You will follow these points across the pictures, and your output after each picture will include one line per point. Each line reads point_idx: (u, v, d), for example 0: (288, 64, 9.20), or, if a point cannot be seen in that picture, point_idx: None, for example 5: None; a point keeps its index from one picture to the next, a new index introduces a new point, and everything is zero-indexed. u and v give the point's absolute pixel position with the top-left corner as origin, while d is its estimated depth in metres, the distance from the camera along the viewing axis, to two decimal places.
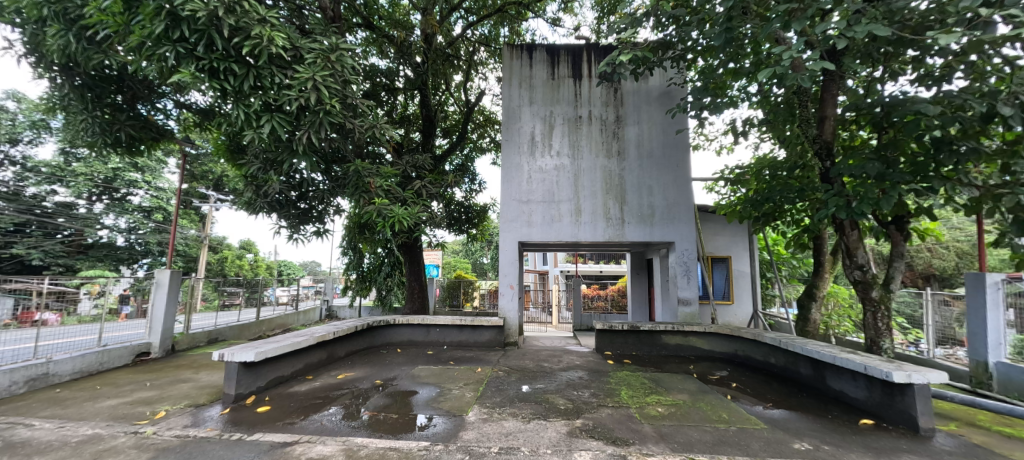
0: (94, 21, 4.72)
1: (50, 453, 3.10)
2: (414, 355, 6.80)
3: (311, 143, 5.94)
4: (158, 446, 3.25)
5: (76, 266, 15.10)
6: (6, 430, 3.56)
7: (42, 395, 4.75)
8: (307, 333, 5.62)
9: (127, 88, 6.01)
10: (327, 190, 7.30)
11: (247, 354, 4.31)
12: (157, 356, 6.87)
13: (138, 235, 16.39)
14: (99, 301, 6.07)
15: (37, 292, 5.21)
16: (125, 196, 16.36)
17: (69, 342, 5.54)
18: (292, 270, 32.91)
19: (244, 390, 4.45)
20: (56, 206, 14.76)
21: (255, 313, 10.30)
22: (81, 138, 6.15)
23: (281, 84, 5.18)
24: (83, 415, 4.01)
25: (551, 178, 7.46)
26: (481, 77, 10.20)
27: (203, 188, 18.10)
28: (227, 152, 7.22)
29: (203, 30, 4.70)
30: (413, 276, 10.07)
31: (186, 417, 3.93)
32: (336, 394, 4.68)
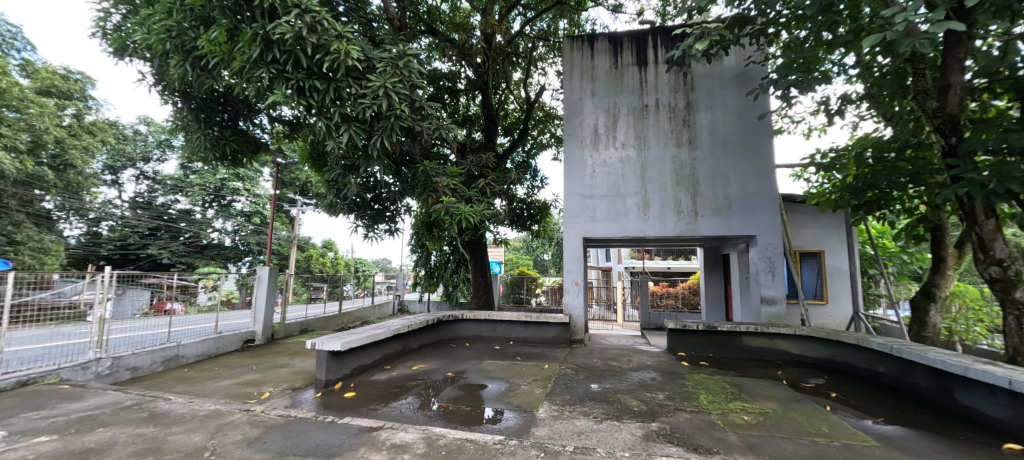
0: (206, 51, 5.36)
1: (184, 424, 3.61)
2: (481, 350, 6.97)
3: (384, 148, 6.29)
4: (265, 424, 3.64)
5: (195, 263, 17.43)
6: (150, 402, 4.19)
7: (173, 373, 5.56)
8: (385, 326, 5.99)
9: (231, 107, 6.82)
10: (399, 190, 7.67)
11: (334, 344, 4.70)
12: (261, 343, 7.72)
13: (241, 236, 18.60)
14: (212, 293, 6.85)
15: (168, 285, 6.09)
16: (230, 202, 18.64)
17: (193, 329, 6.44)
18: (367, 269, 35.29)
19: (333, 376, 4.85)
20: (179, 213, 17.29)
21: (337, 306, 11.25)
22: (197, 154, 7.07)
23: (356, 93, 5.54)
24: (205, 392, 4.62)
25: (615, 171, 7.23)
26: (540, 72, 10.15)
27: (292, 193, 20.01)
28: (312, 160, 7.93)
29: (291, 50, 5.14)
30: (478, 272, 10.33)
31: (286, 398, 4.38)
32: (411, 384, 4.94)
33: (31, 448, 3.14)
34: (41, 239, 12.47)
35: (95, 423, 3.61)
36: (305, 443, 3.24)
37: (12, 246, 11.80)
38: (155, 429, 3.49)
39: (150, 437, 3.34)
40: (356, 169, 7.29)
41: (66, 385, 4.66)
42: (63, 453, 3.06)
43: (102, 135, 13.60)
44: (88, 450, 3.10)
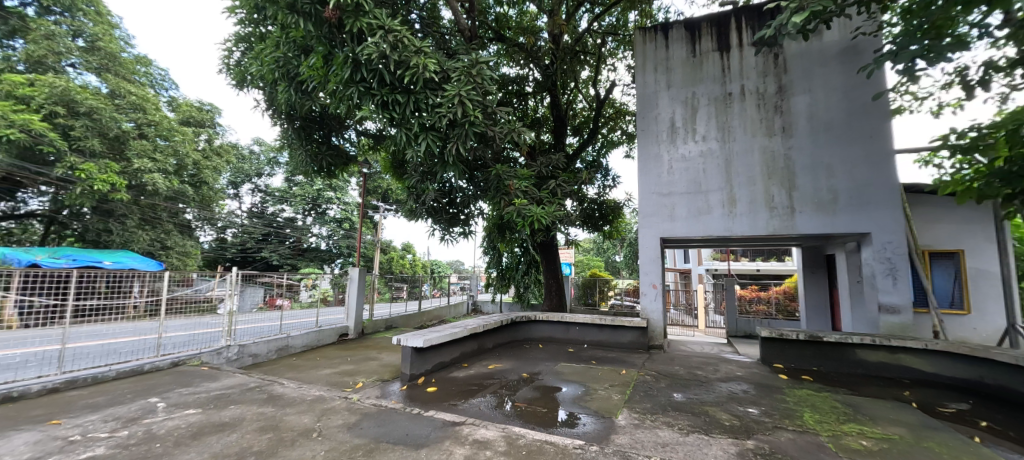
0: (307, 76, 6.00)
1: (295, 406, 4.06)
2: (555, 352, 6.94)
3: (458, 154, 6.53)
4: (361, 411, 3.96)
5: (298, 265, 19.62)
6: (267, 385, 4.77)
7: (284, 362, 6.29)
8: (462, 325, 6.22)
9: (325, 125, 7.53)
10: (472, 194, 7.91)
11: (417, 341, 4.99)
12: (353, 337, 8.42)
13: (334, 240, 20.55)
14: (312, 291, 7.75)
15: (278, 284, 6.97)
16: (325, 210, 20.69)
17: (298, 322, 7.31)
18: (442, 270, 37.05)
19: (417, 370, 5.14)
20: (284, 220, 19.60)
21: (417, 305, 11.93)
22: (299, 168, 7.94)
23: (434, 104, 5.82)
24: (310, 379, 5.16)
25: (696, 166, 6.79)
26: (610, 68, 9.86)
27: (375, 200, 21.63)
28: (394, 169, 8.49)
29: (376, 69, 5.54)
30: (550, 274, 10.31)
31: (377, 389, 4.73)
32: (488, 382, 5.07)
33: (182, 418, 3.74)
34: (184, 244, 14.89)
35: (227, 401, 4.20)
36: (395, 432, 3.46)
37: (164, 250, 14.26)
38: (272, 409, 3.97)
39: (269, 416, 3.81)
40: (432, 176, 7.65)
41: (205, 367, 5.48)
42: (205, 424, 3.60)
43: (226, 155, 15.83)
44: (224, 424, 3.61)
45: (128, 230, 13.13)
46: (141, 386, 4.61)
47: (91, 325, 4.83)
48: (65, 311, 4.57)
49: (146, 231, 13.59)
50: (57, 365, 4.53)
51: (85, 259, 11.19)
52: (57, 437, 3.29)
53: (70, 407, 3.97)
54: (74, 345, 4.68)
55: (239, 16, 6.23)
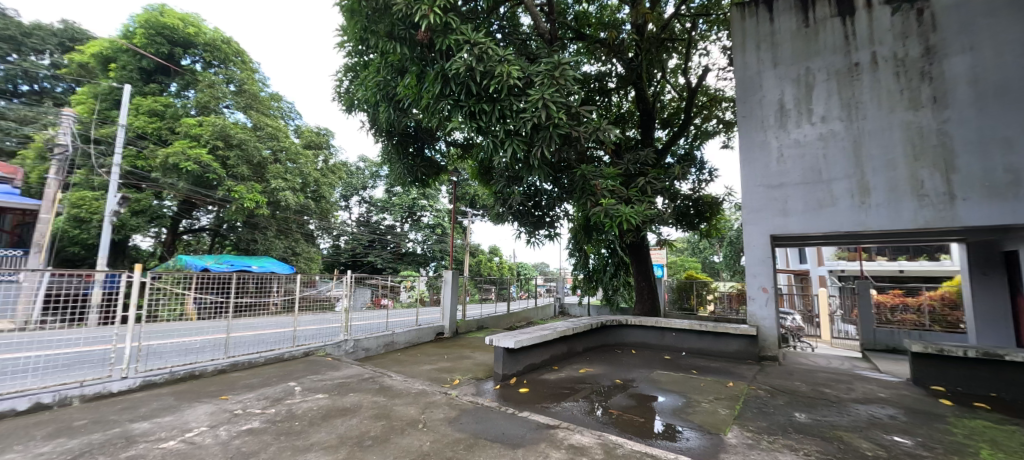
0: (404, 95, 6.50)
1: (402, 398, 4.39)
2: (650, 359, 6.58)
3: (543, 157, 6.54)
4: (460, 407, 4.15)
5: (398, 268, 21.44)
6: (379, 377, 5.25)
7: (391, 356, 6.88)
8: (551, 327, 6.21)
9: (418, 139, 8.07)
10: (557, 196, 7.85)
11: (509, 341, 5.10)
12: (448, 336, 8.93)
13: (428, 245, 22.05)
14: (411, 292, 8.28)
15: (382, 285, 7.65)
16: (420, 217, 22.30)
17: (400, 320, 7.97)
18: (529, 272, 37.61)
19: (509, 371, 5.24)
20: (386, 228, 21.55)
21: (505, 307, 12.25)
22: (398, 179, 8.65)
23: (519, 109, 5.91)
24: (413, 374, 5.56)
25: (814, 152, 5.95)
26: (702, 53, 9.12)
27: (464, 205, 22.69)
28: (481, 176, 8.81)
29: (464, 81, 5.78)
30: (641, 276, 9.81)
31: (472, 387, 4.92)
32: (579, 387, 4.97)
33: (314, 401, 4.26)
34: (309, 250, 17.19)
35: (347, 388, 4.70)
36: (492, 430, 3.56)
37: (294, 256, 16.59)
38: (384, 399, 4.35)
39: (382, 404, 4.17)
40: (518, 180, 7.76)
41: (328, 357, 6.22)
42: (332, 408, 4.06)
43: (338, 172, 17.90)
44: (346, 409, 4.04)
45: (269, 239, 15.48)
46: (282, 371, 5.38)
47: (248, 319, 5.70)
48: (229, 307, 5.49)
49: (280, 240, 15.91)
50: (222, 352, 5.49)
51: (238, 264, 13.49)
52: (225, 410, 3.96)
53: (233, 385, 4.76)
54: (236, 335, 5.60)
55: (346, 50, 6.98)
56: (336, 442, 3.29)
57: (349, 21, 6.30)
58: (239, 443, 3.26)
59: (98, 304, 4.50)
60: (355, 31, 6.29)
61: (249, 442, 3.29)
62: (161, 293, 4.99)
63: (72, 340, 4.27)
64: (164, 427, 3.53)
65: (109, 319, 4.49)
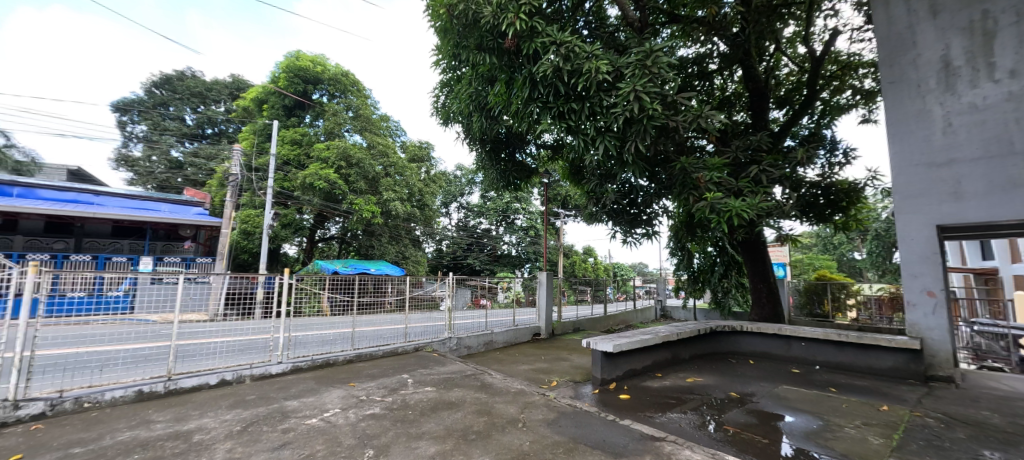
0: (494, 103, 6.64)
1: (502, 396, 4.44)
2: (772, 371, 5.77)
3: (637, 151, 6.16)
4: (559, 409, 4.06)
5: (495, 269, 22.27)
6: (480, 374, 5.40)
7: (490, 355, 7.08)
8: (653, 331, 5.80)
9: (510, 144, 8.16)
10: (654, 192, 7.31)
11: (607, 344, 4.87)
12: (545, 338, 8.89)
13: (523, 247, 22.56)
14: (507, 293, 8.48)
15: (481, 286, 7.92)
16: (514, 220, 22.89)
17: (498, 320, 8.20)
18: (626, 273, 36.32)
19: (608, 375, 5.01)
20: (482, 231, 22.53)
21: (602, 309, 11.87)
22: (491, 185, 8.93)
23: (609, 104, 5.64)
24: (512, 374, 5.62)
25: (1001, 118, 4.66)
26: (827, 15, 7.82)
27: (556, 207, 22.64)
28: (572, 175, 8.64)
29: (551, 83, 5.69)
30: (760, 277, 8.62)
31: (571, 390, 4.80)
32: (688, 397, 4.53)
33: (423, 393, 4.52)
34: (416, 254, 18.82)
35: (451, 383, 4.92)
36: (593, 437, 3.39)
37: (404, 260, 18.20)
38: (485, 395, 4.45)
39: (484, 401, 4.27)
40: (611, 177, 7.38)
41: (434, 353, 6.62)
42: (439, 400, 4.26)
43: (438, 182, 19.20)
44: (451, 402, 4.21)
45: (384, 245, 17.10)
46: (396, 364, 5.85)
47: (369, 315, 6.29)
48: (353, 305, 6.07)
49: (392, 245, 17.56)
50: (349, 343, 6.12)
51: (360, 267, 15.20)
52: (353, 395, 4.40)
53: (357, 374, 5.29)
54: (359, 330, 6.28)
55: (441, 68, 7.37)
56: (444, 433, 3.42)
57: (442, 39, 6.66)
58: (364, 426, 3.56)
59: (261, 302, 5.34)
60: (448, 48, 6.61)
61: (372, 426, 3.58)
62: (303, 292, 5.67)
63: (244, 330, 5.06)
64: (307, 406, 4.03)
65: (268, 313, 5.34)
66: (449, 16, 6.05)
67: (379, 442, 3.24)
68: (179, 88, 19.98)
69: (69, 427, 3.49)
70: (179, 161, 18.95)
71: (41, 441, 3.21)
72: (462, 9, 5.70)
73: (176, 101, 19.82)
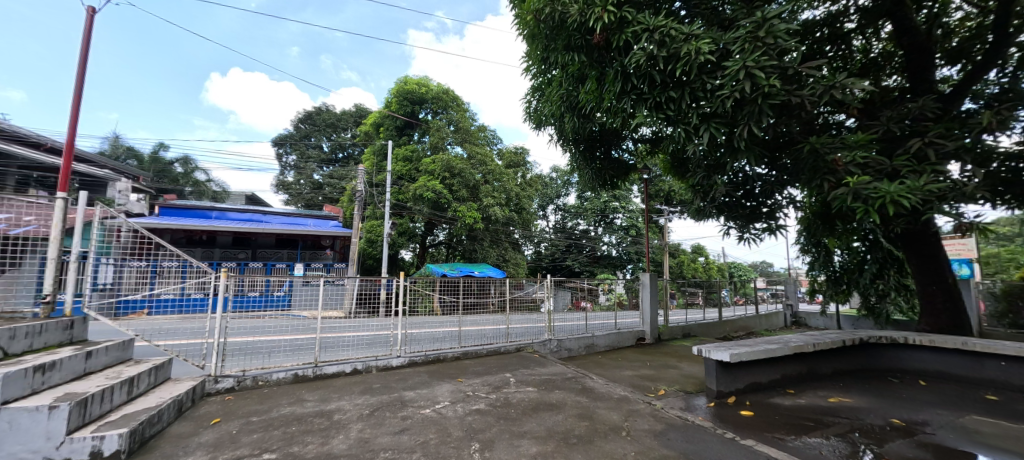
0: (586, 101, 6.43)
1: (605, 402, 4.26)
2: (952, 396, 4.60)
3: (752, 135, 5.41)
4: (668, 421, 3.75)
5: (595, 271, 21.82)
6: (582, 377, 5.27)
7: (592, 359, 6.90)
8: (781, 341, 5.06)
9: (605, 142, 7.90)
10: (777, 179, 6.20)
11: (722, 353, 4.38)
12: (651, 343, 8.48)
13: (624, 247, 21.79)
14: (609, 294, 8.25)
15: (580, 288, 7.79)
16: (613, 219, 22.21)
17: (600, 323, 7.97)
18: (746, 273, 32.70)
19: (726, 388, 4.50)
20: (580, 232, 22.26)
21: (717, 314, 10.80)
22: (587, 185, 8.72)
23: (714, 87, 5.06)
24: (616, 379, 5.39)
25: None
26: None
27: (659, 204, 21.29)
28: (674, 169, 7.78)
29: (647, 72, 5.29)
30: (930, 278, 6.88)
31: (681, 401, 4.41)
32: (829, 420, 3.84)
33: (525, 393, 4.56)
34: (516, 257, 19.32)
35: (552, 385, 4.88)
36: (707, 454, 3.06)
37: (505, 262, 18.82)
38: (587, 399, 4.32)
39: (586, 405, 4.15)
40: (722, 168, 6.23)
41: (536, 355, 6.67)
42: (540, 401, 4.25)
43: (534, 185, 19.50)
44: (553, 404, 4.17)
45: (485, 249, 18.00)
46: (499, 363, 6.01)
47: (473, 316, 6.53)
48: (459, 305, 6.36)
49: (494, 248, 18.31)
50: (456, 341, 6.43)
51: (465, 270, 16.09)
52: (459, 390, 4.62)
53: (464, 371, 5.55)
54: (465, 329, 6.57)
55: (532, 73, 7.38)
56: (545, 434, 3.38)
57: (531, 45, 6.70)
58: (470, 420, 3.70)
59: (384, 301, 5.75)
60: (537, 53, 6.62)
61: (477, 420, 3.70)
62: (417, 293, 6.08)
63: (371, 325, 5.64)
64: (421, 397, 4.33)
65: (390, 312, 5.73)
66: (535, 21, 6.05)
67: (484, 437, 3.32)
68: (318, 121, 23.30)
69: (249, 400, 4.21)
70: (318, 182, 22.28)
71: (230, 408, 3.92)
72: (548, 12, 5.64)
73: (315, 133, 23.26)
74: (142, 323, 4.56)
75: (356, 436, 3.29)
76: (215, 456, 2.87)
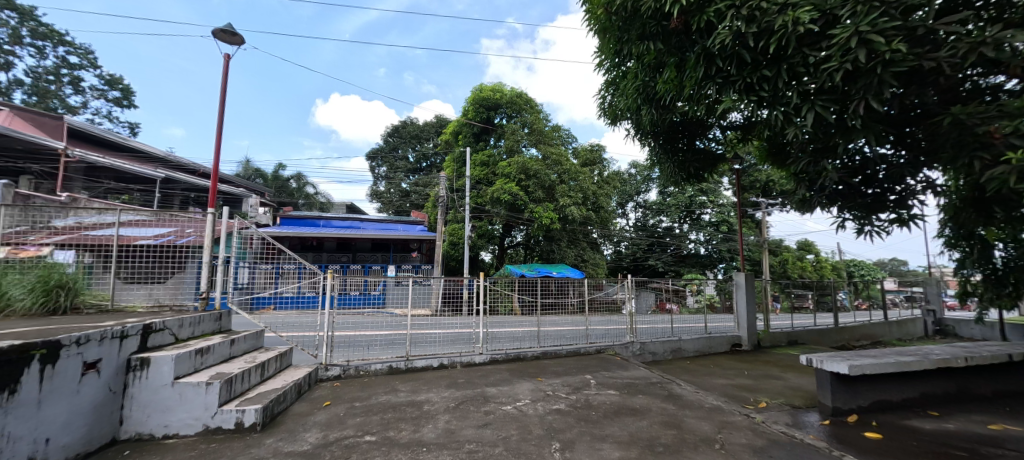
0: (664, 91, 5.90)
1: (694, 410, 4.05)
2: None
3: (873, 110, 4.24)
4: (768, 437, 3.45)
5: (681, 271, 20.65)
6: (668, 383, 5.05)
7: (680, 365, 6.58)
8: (918, 353, 4.37)
9: (688, 132, 7.47)
10: (912, 161, 4.70)
11: (839, 365, 3.91)
12: (748, 350, 7.89)
13: (714, 245, 20.36)
14: (698, 296, 7.79)
15: (665, 289, 7.45)
16: (700, 215, 20.82)
17: (689, 327, 7.56)
18: (867, 273, 28.48)
19: (844, 405, 4.02)
20: (663, 230, 21.20)
21: (829, 318, 9.61)
22: (669, 179, 8.29)
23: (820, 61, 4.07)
24: (707, 387, 5.09)
25: None
26: None
27: (754, 196, 19.37)
28: (772, 156, 6.71)
29: (733, 52, 4.49)
30: None
31: (786, 416, 4.04)
32: (986, 450, 3.24)
33: (606, 396, 4.50)
34: (595, 257, 19.04)
35: (636, 389, 4.75)
36: None
37: (583, 263, 18.64)
38: (674, 407, 4.13)
39: (673, 412, 3.98)
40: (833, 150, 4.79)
41: (618, 357, 6.54)
42: (622, 405, 4.17)
43: (612, 183, 18.99)
44: (636, 409, 4.06)
45: (562, 249, 18.01)
46: (580, 364, 5.99)
47: (552, 316, 6.56)
48: (538, 305, 6.44)
49: (571, 249, 18.24)
50: (536, 341, 6.53)
51: (543, 270, 16.23)
52: (540, 389, 4.71)
53: (545, 371, 5.64)
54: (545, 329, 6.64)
55: (605, 68, 7.20)
56: (628, 440, 3.32)
57: (603, 39, 6.55)
58: (551, 420, 3.76)
59: (466, 301, 6.03)
60: (610, 46, 6.45)
61: (558, 420, 3.75)
62: (497, 293, 6.24)
63: (454, 324, 5.92)
64: (503, 394, 4.50)
65: (472, 311, 5.98)
66: (607, 13, 5.89)
67: (565, 437, 3.36)
68: (404, 133, 25.13)
69: (354, 387, 4.73)
70: (405, 189, 24.03)
71: (337, 393, 4.45)
72: (620, 3, 5.42)
73: (402, 145, 25.09)
74: (270, 318, 5.25)
75: (444, 427, 3.53)
76: (329, 435, 3.28)
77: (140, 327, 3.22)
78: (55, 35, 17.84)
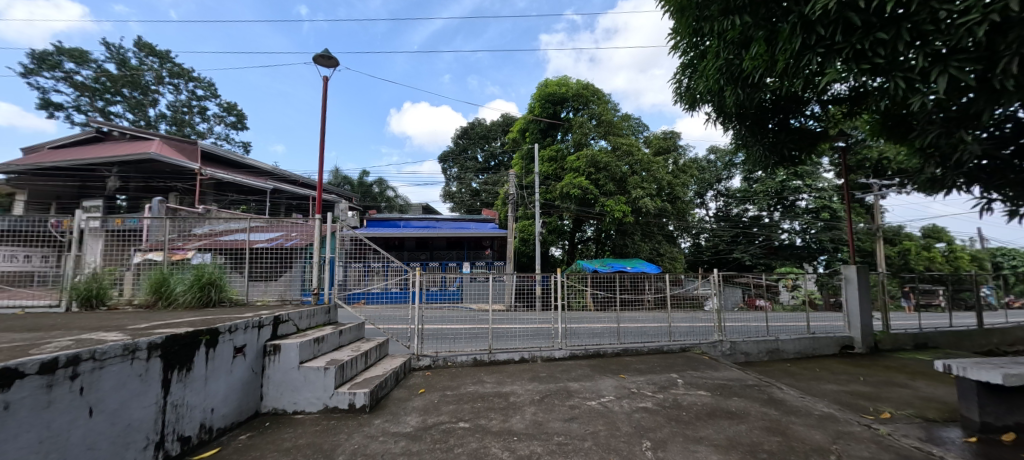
0: (751, 68, 5.39)
1: (802, 417, 3.73)
2: None
3: None
4: (896, 452, 3.08)
5: (773, 264, 18.95)
6: (767, 386, 4.69)
7: (780, 367, 6.07)
8: None
9: (780, 111, 6.83)
10: None
11: (986, 374, 3.37)
12: (862, 352, 7.04)
13: (812, 234, 18.41)
14: (795, 292, 7.09)
15: (755, 284, 6.88)
16: (794, 202, 18.85)
17: (787, 325, 6.93)
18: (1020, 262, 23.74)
19: (996, 421, 3.46)
20: (750, 220, 19.57)
21: (968, 316, 8.20)
22: (757, 165, 7.65)
23: (954, 13, 3.48)
24: (815, 393, 4.65)
25: None
26: None
27: (862, 178, 17.04)
28: (886, 132, 5.88)
29: (837, 17, 3.96)
30: None
31: (917, 429, 3.56)
32: None
33: (697, 396, 4.31)
34: (672, 250, 18.16)
35: (731, 391, 4.49)
36: None
37: (659, 257, 17.87)
38: (778, 412, 3.84)
39: (776, 418, 3.71)
40: (975, 117, 4.10)
41: (705, 357, 6.22)
42: (716, 407, 3.97)
43: (689, 171, 17.86)
44: (732, 412, 3.85)
45: (637, 243, 17.40)
46: (664, 362, 5.79)
47: (632, 312, 6.41)
48: (617, 301, 6.32)
49: (646, 242, 17.60)
50: (615, 337, 6.43)
51: (617, 265, 15.86)
52: (624, 387, 4.64)
53: (627, 368, 5.54)
54: (625, 325, 6.51)
55: (681, 49, 6.83)
56: (726, 443, 3.17)
57: (679, 19, 6.21)
58: (638, 417, 3.71)
59: (539, 296, 6.13)
60: (687, 25, 6.09)
61: (646, 419, 3.68)
62: (573, 289, 6.21)
63: (532, 320, 6.09)
64: (586, 390, 4.51)
65: (547, 306, 6.08)
66: None
67: (656, 436, 3.29)
68: (472, 134, 25.93)
69: (444, 377, 5.05)
70: (476, 189, 24.80)
71: (431, 382, 4.80)
72: None
73: (472, 146, 25.87)
74: (368, 311, 5.74)
75: (532, 418, 3.64)
76: (427, 420, 3.55)
77: (271, 318, 3.74)
78: (185, 73, 21.10)
